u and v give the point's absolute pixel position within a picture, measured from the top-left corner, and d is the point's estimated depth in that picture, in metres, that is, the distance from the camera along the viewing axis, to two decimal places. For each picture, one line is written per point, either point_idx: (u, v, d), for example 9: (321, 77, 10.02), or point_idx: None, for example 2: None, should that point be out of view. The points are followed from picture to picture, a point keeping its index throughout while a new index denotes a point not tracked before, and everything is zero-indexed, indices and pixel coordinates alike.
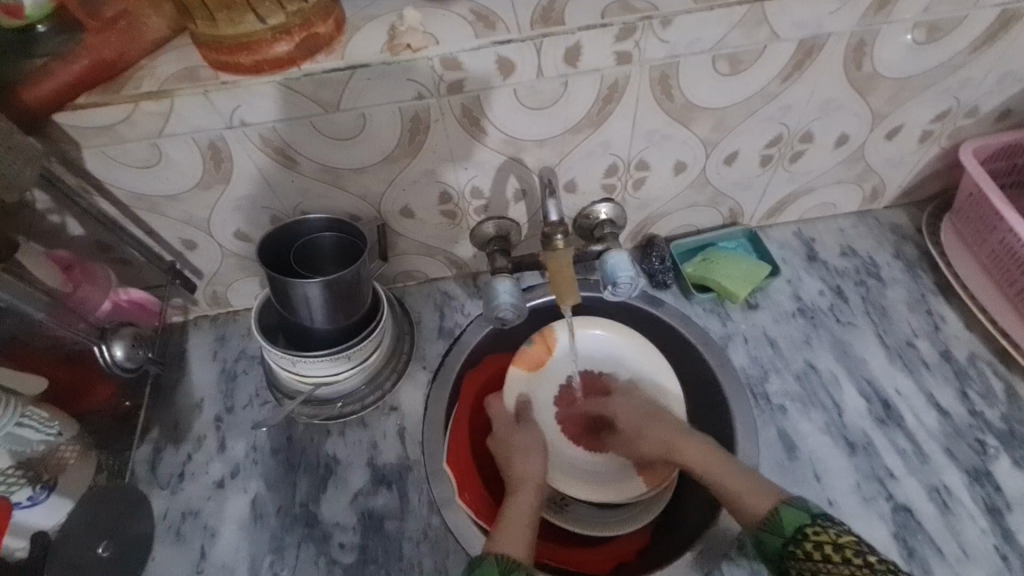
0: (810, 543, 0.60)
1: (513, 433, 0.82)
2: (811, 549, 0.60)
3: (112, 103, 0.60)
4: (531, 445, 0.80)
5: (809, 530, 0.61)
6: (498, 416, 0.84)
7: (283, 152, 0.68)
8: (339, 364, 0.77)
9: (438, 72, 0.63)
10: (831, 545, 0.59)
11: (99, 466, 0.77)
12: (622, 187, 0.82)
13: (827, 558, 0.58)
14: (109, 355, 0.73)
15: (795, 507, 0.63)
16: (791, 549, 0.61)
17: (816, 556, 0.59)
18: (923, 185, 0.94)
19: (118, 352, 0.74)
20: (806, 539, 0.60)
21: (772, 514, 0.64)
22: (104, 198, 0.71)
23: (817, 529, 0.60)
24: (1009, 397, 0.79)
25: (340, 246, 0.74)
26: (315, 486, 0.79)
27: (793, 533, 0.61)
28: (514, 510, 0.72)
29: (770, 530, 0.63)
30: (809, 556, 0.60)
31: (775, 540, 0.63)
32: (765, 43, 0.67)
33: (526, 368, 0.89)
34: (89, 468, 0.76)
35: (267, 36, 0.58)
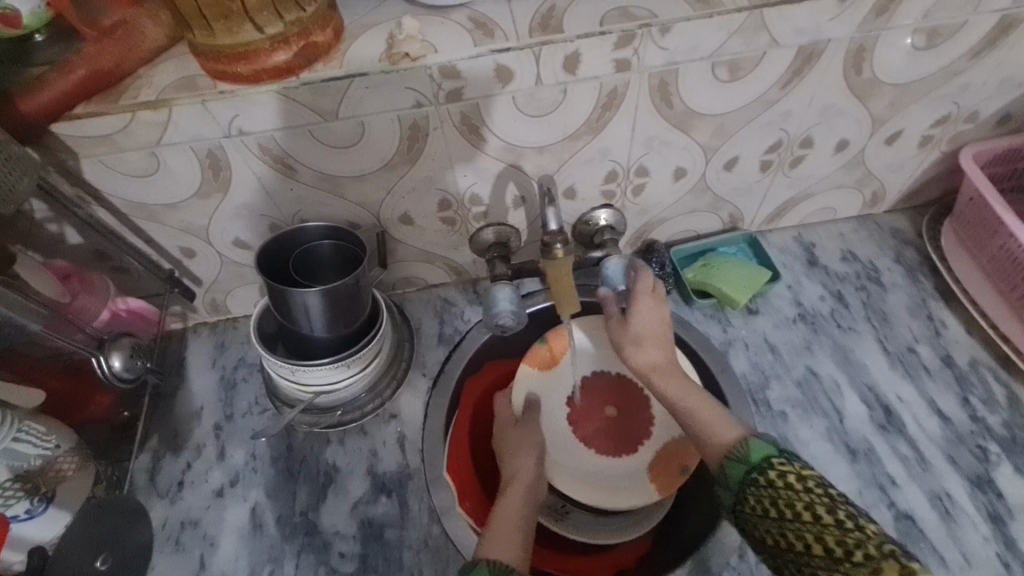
0: (774, 472, 0.56)
1: (513, 431, 0.81)
2: (776, 477, 0.56)
3: (110, 112, 0.60)
4: (527, 445, 0.79)
5: (775, 461, 0.57)
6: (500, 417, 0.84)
7: (282, 161, 0.68)
8: (339, 372, 0.77)
9: (436, 80, 0.62)
10: (796, 475, 0.55)
11: (97, 476, 0.77)
12: (622, 194, 0.82)
13: (790, 486, 0.54)
14: (108, 366, 0.71)
15: (764, 440, 0.60)
16: (754, 477, 0.57)
17: (780, 483, 0.55)
18: (923, 189, 0.93)
19: (116, 362, 0.73)
20: (771, 468, 0.57)
21: (740, 445, 0.60)
22: (103, 207, 0.71)
23: (784, 461, 0.57)
24: (1010, 402, 0.79)
25: (339, 253, 0.73)
26: (315, 494, 0.78)
27: (760, 462, 0.58)
28: (508, 508, 0.69)
29: (736, 460, 0.59)
30: (772, 485, 0.56)
31: (739, 469, 0.59)
32: (765, 49, 0.66)
33: (536, 367, 0.88)
34: (88, 479, 0.75)
35: (265, 45, 0.58)
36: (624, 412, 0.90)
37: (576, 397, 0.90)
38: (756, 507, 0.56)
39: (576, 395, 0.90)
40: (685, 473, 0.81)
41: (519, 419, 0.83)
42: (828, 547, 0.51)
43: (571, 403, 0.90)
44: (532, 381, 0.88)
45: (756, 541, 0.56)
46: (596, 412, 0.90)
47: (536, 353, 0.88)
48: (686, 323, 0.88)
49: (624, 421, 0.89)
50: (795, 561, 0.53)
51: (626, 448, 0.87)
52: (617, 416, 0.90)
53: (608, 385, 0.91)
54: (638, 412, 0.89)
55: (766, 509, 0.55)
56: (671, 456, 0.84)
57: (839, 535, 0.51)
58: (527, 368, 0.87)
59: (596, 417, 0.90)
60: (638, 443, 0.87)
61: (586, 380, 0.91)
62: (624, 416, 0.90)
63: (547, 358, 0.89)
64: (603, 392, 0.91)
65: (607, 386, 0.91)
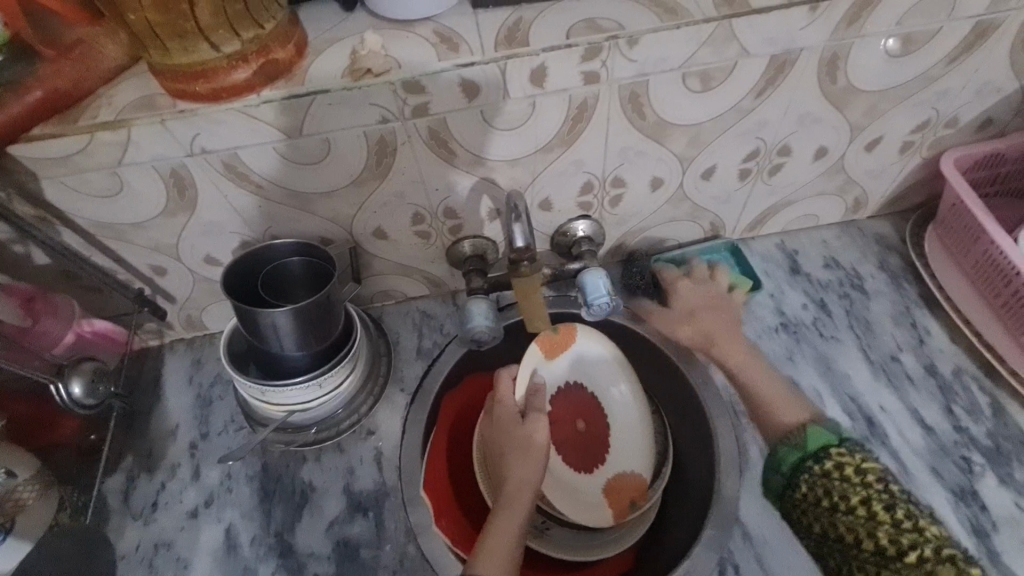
0: (832, 461, 0.63)
1: (519, 427, 0.74)
2: (831, 466, 0.63)
3: (67, 134, 0.59)
4: (535, 446, 0.72)
5: (833, 450, 0.64)
6: (504, 405, 0.78)
7: (247, 178, 0.67)
8: (311, 392, 0.76)
9: (401, 95, 0.61)
10: (854, 468, 0.62)
11: (63, 503, 0.75)
12: (599, 205, 0.81)
13: (848, 478, 0.61)
14: (67, 393, 0.70)
15: (823, 430, 0.67)
16: (809, 464, 0.65)
17: (836, 470, 0.63)
18: (906, 194, 0.92)
19: (76, 389, 0.71)
20: (830, 457, 0.64)
21: (799, 432, 0.68)
22: (67, 227, 0.69)
23: (843, 451, 0.64)
24: (995, 412, 0.78)
25: (309, 270, 0.72)
26: (290, 513, 0.77)
27: (816, 451, 0.65)
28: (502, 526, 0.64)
29: (794, 446, 0.67)
30: (825, 471, 0.63)
31: (792, 454, 0.67)
32: (736, 59, 0.65)
33: (543, 350, 0.87)
34: (52, 506, 0.73)
35: (223, 64, 0.57)
36: (594, 430, 0.90)
37: (559, 396, 0.89)
38: (808, 494, 0.63)
39: (558, 397, 0.89)
40: (635, 508, 0.82)
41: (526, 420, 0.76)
42: (880, 543, 0.57)
43: (555, 402, 0.89)
44: (538, 362, 0.87)
45: (804, 527, 0.63)
46: (568, 422, 0.90)
47: (546, 334, 0.87)
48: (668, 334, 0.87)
49: (592, 438, 0.90)
50: (843, 551, 0.59)
51: (589, 465, 0.88)
52: (586, 432, 0.90)
53: (585, 399, 0.90)
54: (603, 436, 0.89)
55: (819, 498, 0.62)
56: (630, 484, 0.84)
57: (893, 532, 0.57)
58: (535, 348, 0.87)
59: (568, 427, 0.90)
60: (599, 463, 0.88)
61: (568, 386, 0.89)
62: (596, 431, 0.90)
63: (557, 347, 0.88)
64: (578, 404, 0.90)
65: (584, 399, 0.90)
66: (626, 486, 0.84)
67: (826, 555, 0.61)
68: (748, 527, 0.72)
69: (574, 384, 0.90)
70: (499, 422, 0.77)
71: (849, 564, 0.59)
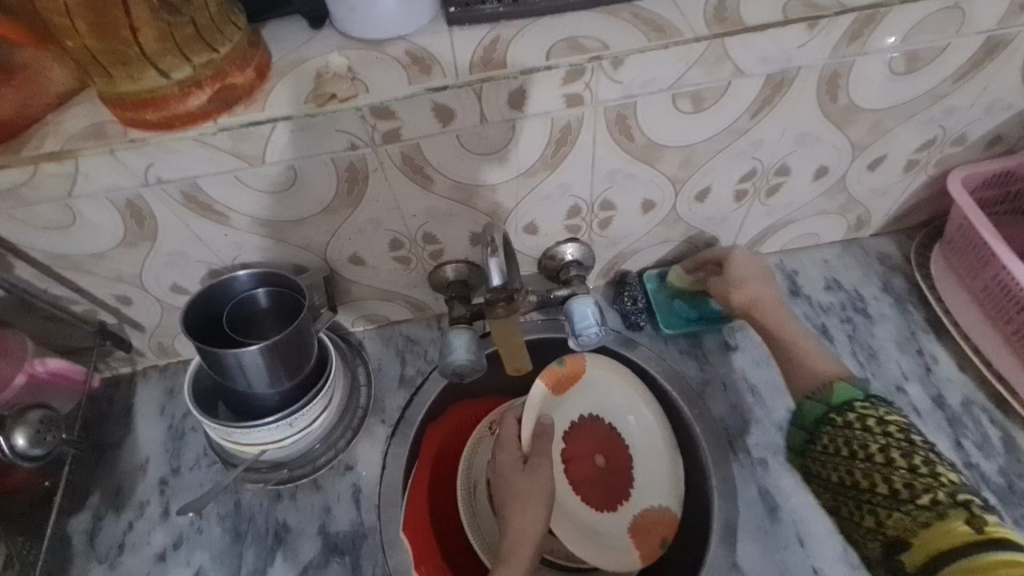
0: (854, 414, 0.61)
1: (519, 472, 0.74)
2: (853, 418, 0.60)
3: (10, 165, 0.55)
4: (536, 493, 0.73)
5: (857, 404, 0.61)
6: (508, 446, 0.77)
7: (209, 208, 0.63)
8: (283, 431, 0.71)
9: (369, 121, 0.57)
10: (876, 418, 0.59)
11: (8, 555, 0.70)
12: (588, 228, 0.77)
13: (868, 430, 0.59)
14: (10, 445, 0.67)
15: (850, 386, 0.64)
16: (832, 417, 0.62)
17: (857, 423, 0.60)
18: (910, 212, 0.88)
19: (19, 440, 0.69)
20: (852, 410, 0.61)
21: (826, 387, 0.65)
22: (22, 259, 0.65)
23: (867, 405, 0.61)
24: (1007, 448, 0.73)
25: (280, 303, 0.69)
26: (263, 556, 0.73)
27: (840, 404, 0.62)
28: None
29: (818, 401, 0.64)
30: (849, 425, 0.60)
31: (817, 407, 0.64)
32: (729, 80, 0.61)
33: (550, 387, 0.84)
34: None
35: (174, 91, 0.53)
36: (614, 466, 0.86)
37: (571, 432, 0.86)
38: (828, 445, 0.62)
39: (572, 433, 0.86)
40: (665, 546, 0.77)
41: (528, 461, 0.76)
42: (895, 488, 0.56)
43: (570, 438, 0.86)
44: (544, 397, 0.83)
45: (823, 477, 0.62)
46: (586, 459, 0.86)
47: (551, 367, 0.84)
48: (661, 360, 0.83)
49: (612, 474, 0.86)
50: (857, 498, 0.58)
51: (613, 502, 0.83)
52: (605, 468, 0.86)
53: (602, 434, 0.87)
54: (623, 471, 0.85)
55: (838, 449, 0.60)
56: (656, 520, 0.79)
57: (909, 477, 0.55)
58: (541, 385, 0.82)
59: (586, 463, 0.86)
60: (621, 500, 0.83)
61: (583, 420, 0.87)
62: (617, 467, 0.85)
63: (563, 380, 0.84)
64: (596, 438, 0.87)
65: (602, 433, 0.87)
66: (652, 522, 0.79)
67: (837, 503, 0.61)
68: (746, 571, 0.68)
69: (586, 419, 0.87)
70: (499, 469, 0.76)
71: (862, 507, 0.58)
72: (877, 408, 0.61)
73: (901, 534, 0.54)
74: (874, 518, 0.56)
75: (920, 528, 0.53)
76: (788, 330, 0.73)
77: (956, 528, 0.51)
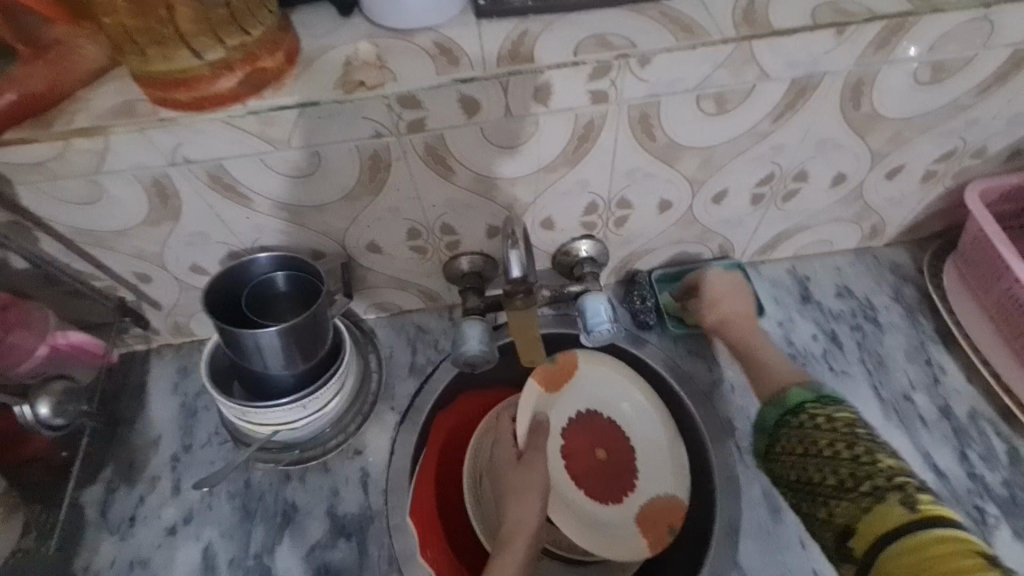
0: (806, 414, 0.66)
1: (514, 471, 0.76)
2: (806, 419, 0.65)
3: (42, 139, 0.56)
4: (531, 487, 0.74)
5: (809, 405, 0.66)
6: (502, 446, 0.79)
7: (233, 189, 0.64)
8: (296, 412, 0.73)
9: (396, 109, 0.58)
10: (824, 416, 0.64)
11: (27, 525, 0.72)
12: (603, 225, 0.77)
13: (818, 427, 0.63)
14: (34, 413, 0.69)
15: (804, 389, 0.69)
16: (788, 419, 0.67)
17: (809, 423, 0.65)
18: (926, 223, 0.88)
19: (43, 409, 0.70)
20: (805, 412, 0.66)
21: (782, 393, 0.70)
22: (46, 233, 0.66)
23: (818, 405, 0.66)
24: (1011, 459, 0.74)
25: (298, 285, 0.69)
26: (271, 535, 0.74)
27: (794, 406, 0.68)
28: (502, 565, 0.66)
29: (776, 405, 0.70)
30: (801, 426, 0.65)
31: (775, 412, 0.70)
32: (754, 82, 0.61)
33: (542, 384, 0.85)
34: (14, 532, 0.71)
35: (206, 72, 0.53)
36: (614, 457, 0.86)
37: (568, 428, 0.86)
38: (789, 446, 0.65)
39: (570, 428, 0.86)
40: (673, 534, 0.79)
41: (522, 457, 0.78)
42: (841, 477, 0.59)
43: (569, 432, 0.86)
44: (538, 398, 0.84)
45: (788, 479, 0.64)
46: (586, 453, 0.86)
47: (543, 368, 0.84)
48: (669, 359, 0.84)
49: (615, 466, 0.86)
50: (810, 491, 0.61)
51: (617, 494, 0.84)
52: (606, 461, 0.86)
53: (599, 427, 0.87)
54: (626, 461, 0.86)
55: (794, 447, 0.64)
56: (664, 507, 0.81)
57: (852, 468, 0.58)
58: (534, 383, 0.84)
59: (586, 457, 0.86)
60: (628, 491, 0.84)
61: (580, 415, 0.87)
62: (620, 460, 0.86)
63: (556, 379, 0.85)
64: (595, 431, 0.87)
65: (600, 425, 0.87)
66: (661, 510, 0.81)
67: (800, 504, 0.63)
68: (746, 571, 0.69)
69: (584, 414, 0.87)
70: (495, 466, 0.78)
71: (817, 501, 0.60)
72: (828, 407, 0.65)
73: (848, 521, 0.56)
74: (825, 509, 0.59)
75: (862, 513, 0.56)
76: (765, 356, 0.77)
77: (892, 510, 0.54)
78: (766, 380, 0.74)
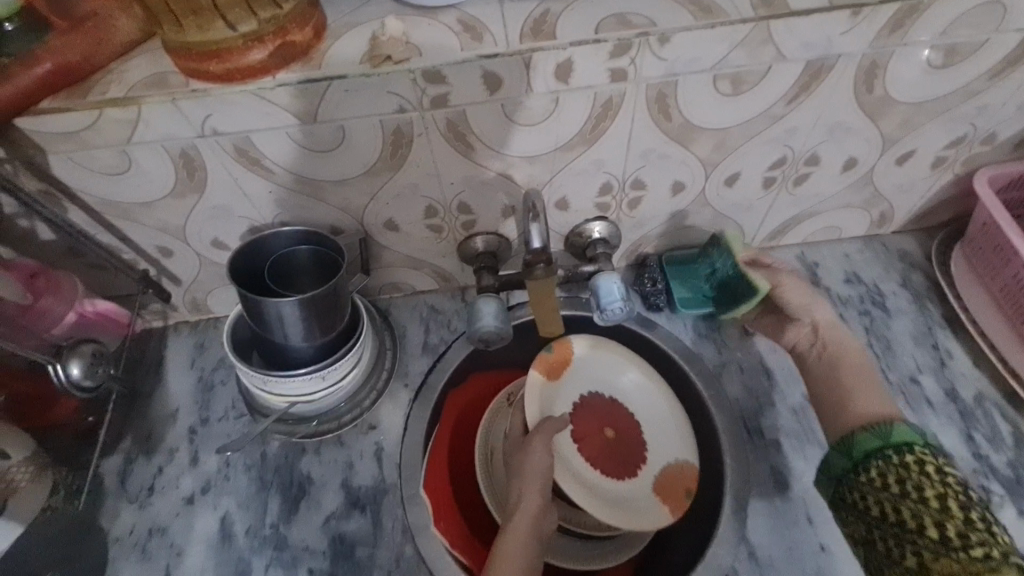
0: (913, 456, 0.63)
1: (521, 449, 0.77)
2: (913, 460, 0.62)
3: (76, 108, 0.58)
4: (536, 465, 0.75)
5: (917, 448, 0.63)
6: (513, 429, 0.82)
7: (258, 162, 0.65)
8: (313, 384, 0.74)
9: (420, 84, 0.59)
10: (936, 467, 0.62)
11: (56, 486, 0.73)
12: (617, 206, 0.79)
13: (926, 474, 0.61)
14: (65, 374, 0.69)
15: (909, 429, 0.66)
16: (887, 452, 0.64)
17: (916, 466, 0.62)
18: (934, 211, 0.89)
19: (74, 370, 0.70)
20: (912, 452, 0.63)
21: (884, 424, 0.66)
22: (74, 204, 0.68)
23: (926, 451, 0.63)
24: (1016, 440, 0.75)
25: (318, 260, 0.71)
26: (287, 506, 0.76)
27: (900, 443, 0.64)
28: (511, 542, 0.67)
29: (874, 433, 0.66)
30: (903, 464, 0.62)
31: (872, 440, 0.66)
32: (770, 63, 0.63)
33: (544, 374, 0.85)
34: (45, 490, 0.71)
35: (238, 44, 0.55)
36: (622, 435, 0.87)
37: (575, 411, 0.86)
38: (879, 479, 0.63)
39: (577, 411, 0.86)
40: (691, 496, 0.80)
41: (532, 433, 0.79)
42: (946, 534, 0.57)
43: (577, 416, 0.86)
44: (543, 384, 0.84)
45: (865, 510, 0.63)
46: (596, 434, 0.86)
47: (541, 356, 0.86)
48: (678, 340, 0.85)
49: (624, 444, 0.86)
50: (898, 535, 0.60)
51: (631, 470, 0.84)
52: (615, 440, 0.86)
53: (603, 407, 0.88)
54: (634, 436, 0.87)
55: (889, 484, 0.62)
56: (679, 473, 0.82)
57: (963, 530, 0.57)
58: (536, 373, 0.84)
59: (596, 438, 0.86)
60: (639, 464, 0.85)
61: (584, 399, 0.87)
62: (629, 437, 0.86)
63: (557, 365, 0.86)
64: (600, 412, 0.87)
65: (604, 406, 0.88)
66: (676, 477, 0.82)
67: (874, 539, 0.62)
68: (755, 546, 0.70)
69: (588, 397, 0.87)
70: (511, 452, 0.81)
71: (904, 547, 0.59)
72: (935, 456, 0.63)
73: None
74: (917, 559, 0.58)
75: None
76: (854, 381, 0.73)
77: None
78: (851, 404, 0.71)
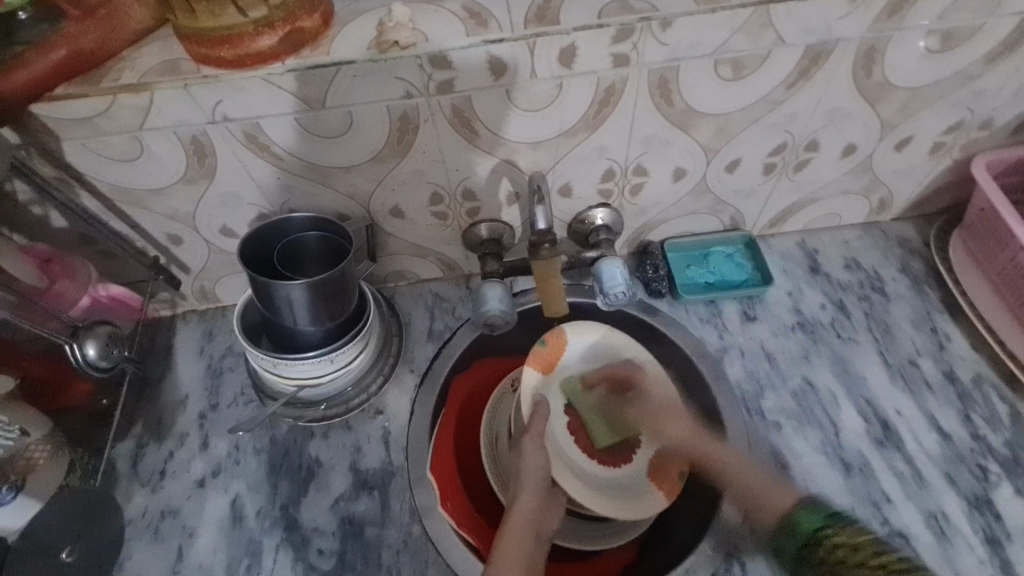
0: (827, 545, 0.63)
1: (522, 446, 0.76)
2: (830, 550, 0.62)
3: (90, 95, 0.59)
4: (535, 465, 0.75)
5: (825, 533, 0.64)
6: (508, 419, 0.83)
7: (267, 148, 0.66)
8: (322, 367, 0.75)
9: (426, 70, 0.61)
10: (849, 548, 0.62)
11: (72, 465, 0.75)
12: (620, 193, 0.80)
13: (844, 560, 0.61)
14: (81, 354, 0.70)
15: (814, 510, 0.66)
16: (808, 549, 0.64)
17: (834, 553, 0.62)
18: (932, 197, 0.90)
19: (90, 351, 0.71)
20: (824, 539, 0.64)
21: (791, 517, 0.67)
22: (86, 190, 0.69)
23: (833, 531, 0.64)
24: (1013, 421, 0.76)
25: (326, 246, 0.72)
26: (296, 488, 0.77)
27: (809, 535, 0.65)
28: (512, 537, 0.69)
29: (789, 532, 0.67)
30: (824, 559, 0.62)
31: (791, 540, 0.66)
32: (770, 48, 0.64)
33: (540, 369, 0.82)
34: (62, 470, 0.73)
35: (248, 30, 0.57)
36: None
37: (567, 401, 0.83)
38: None
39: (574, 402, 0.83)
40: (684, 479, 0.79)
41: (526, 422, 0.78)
42: None
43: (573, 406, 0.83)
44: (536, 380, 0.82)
45: None
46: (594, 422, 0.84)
47: (536, 352, 0.82)
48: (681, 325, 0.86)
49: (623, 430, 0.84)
50: None
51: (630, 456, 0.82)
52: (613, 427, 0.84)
53: None
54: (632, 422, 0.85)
55: None
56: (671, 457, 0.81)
57: None
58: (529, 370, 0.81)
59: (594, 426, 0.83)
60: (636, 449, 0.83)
61: None
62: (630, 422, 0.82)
63: (550, 359, 0.83)
64: None
65: None
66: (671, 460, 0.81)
67: None
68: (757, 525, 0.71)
69: (588, 386, 0.84)
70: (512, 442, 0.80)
71: None
72: (844, 531, 0.63)
73: None
74: None
75: None
76: (757, 482, 0.71)
77: None
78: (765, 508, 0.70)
